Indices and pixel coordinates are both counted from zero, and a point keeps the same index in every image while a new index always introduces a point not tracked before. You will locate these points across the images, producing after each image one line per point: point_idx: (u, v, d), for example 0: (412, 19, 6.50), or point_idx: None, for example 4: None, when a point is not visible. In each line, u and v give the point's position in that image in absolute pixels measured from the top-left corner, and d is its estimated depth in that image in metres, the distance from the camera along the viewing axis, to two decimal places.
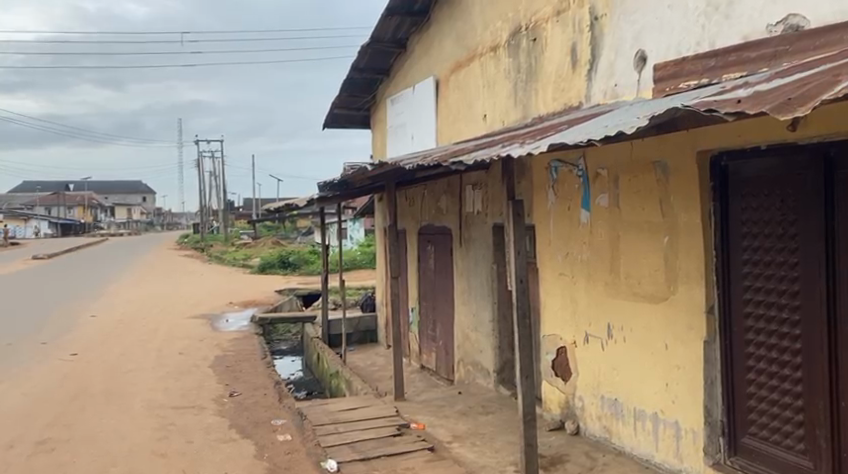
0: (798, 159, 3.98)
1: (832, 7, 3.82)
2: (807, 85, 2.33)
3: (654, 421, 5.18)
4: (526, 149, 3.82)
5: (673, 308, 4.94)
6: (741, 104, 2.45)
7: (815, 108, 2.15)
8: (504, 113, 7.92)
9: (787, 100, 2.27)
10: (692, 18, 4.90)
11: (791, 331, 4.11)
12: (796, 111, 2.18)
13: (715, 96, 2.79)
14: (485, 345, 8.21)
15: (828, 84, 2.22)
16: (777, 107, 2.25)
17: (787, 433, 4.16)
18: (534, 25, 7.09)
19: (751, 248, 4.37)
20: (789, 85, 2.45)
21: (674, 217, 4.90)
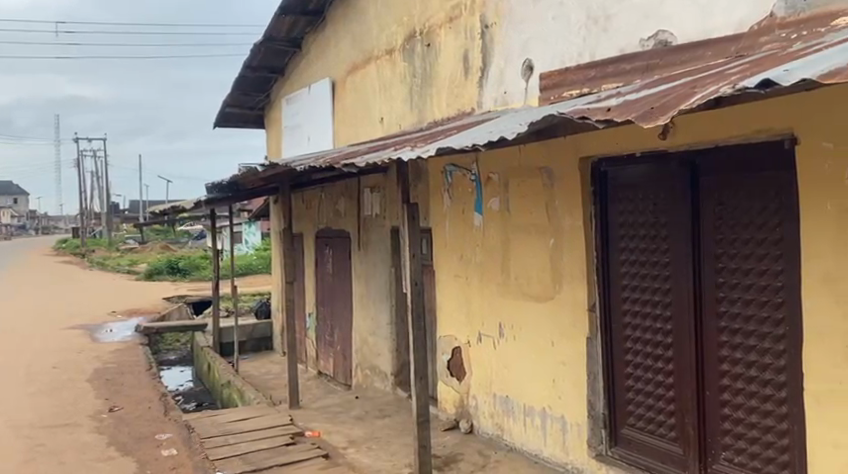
0: (670, 165, 4.25)
1: (698, 25, 4.11)
2: (669, 95, 2.48)
3: (543, 416, 5.36)
4: (415, 153, 3.86)
5: (559, 306, 5.13)
6: (610, 113, 2.58)
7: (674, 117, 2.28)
8: (400, 117, 7.97)
9: (650, 109, 2.40)
10: (575, 30, 5.13)
11: (663, 327, 4.39)
12: (658, 119, 2.31)
13: (589, 104, 2.93)
14: (383, 348, 8.24)
15: (686, 95, 2.37)
16: (642, 116, 2.38)
17: (661, 422, 4.44)
18: (428, 30, 7.18)
19: (628, 249, 4.64)
20: (654, 96, 2.61)
21: (559, 220, 5.09)
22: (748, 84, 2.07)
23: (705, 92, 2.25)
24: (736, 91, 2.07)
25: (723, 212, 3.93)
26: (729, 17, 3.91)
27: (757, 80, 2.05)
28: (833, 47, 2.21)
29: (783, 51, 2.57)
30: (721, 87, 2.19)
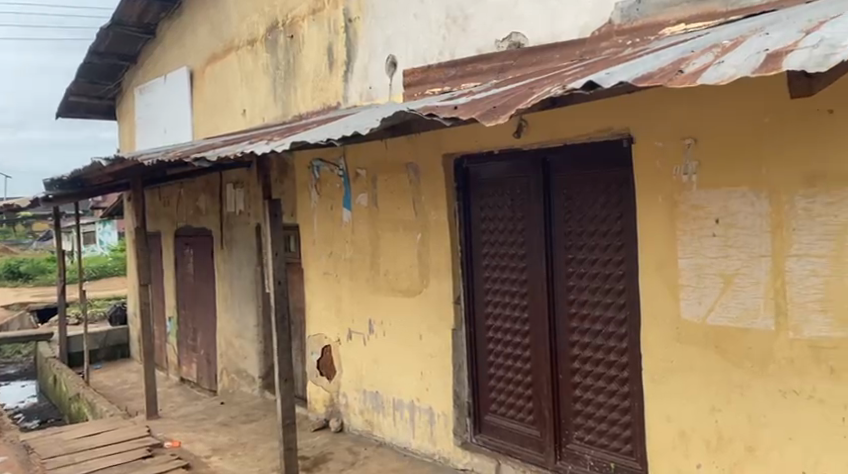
0: (524, 161, 4.42)
1: (548, 29, 4.30)
2: (512, 95, 2.56)
3: (411, 409, 5.42)
4: (270, 147, 3.75)
5: (425, 300, 5.21)
6: (458, 110, 2.63)
7: (514, 116, 2.35)
8: (263, 110, 7.73)
9: (493, 108, 2.47)
10: (435, 28, 5.21)
11: (521, 316, 4.57)
12: (499, 118, 2.39)
13: (442, 102, 2.97)
14: (250, 350, 8.00)
15: (525, 95, 2.46)
16: (486, 114, 2.45)
17: (520, 407, 4.63)
18: (291, 22, 7.02)
19: (489, 243, 4.78)
20: (499, 95, 2.69)
21: (425, 216, 5.15)
22: (576, 85, 2.17)
23: (542, 92, 2.34)
24: (566, 92, 2.17)
25: (572, 206, 4.14)
26: (575, 23, 4.13)
27: (584, 82, 2.16)
28: (652, 54, 2.38)
29: (613, 57, 2.74)
30: (554, 88, 2.29)
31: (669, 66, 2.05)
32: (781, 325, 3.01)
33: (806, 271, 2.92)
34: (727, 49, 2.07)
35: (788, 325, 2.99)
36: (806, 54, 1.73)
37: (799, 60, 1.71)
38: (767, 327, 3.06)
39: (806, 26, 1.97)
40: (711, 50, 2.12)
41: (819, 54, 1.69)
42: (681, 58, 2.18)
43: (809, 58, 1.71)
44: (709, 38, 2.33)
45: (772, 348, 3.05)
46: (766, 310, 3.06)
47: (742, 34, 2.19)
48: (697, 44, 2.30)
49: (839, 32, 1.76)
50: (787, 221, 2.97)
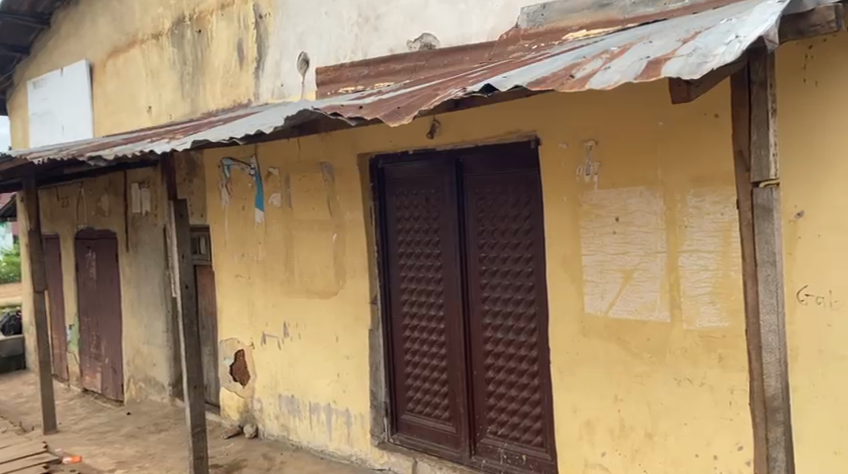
0: (437, 160, 4.47)
1: (457, 31, 4.36)
2: (416, 96, 2.59)
3: (328, 411, 5.37)
4: (171, 145, 3.63)
5: (341, 301, 5.16)
6: (363, 110, 2.64)
7: (417, 117, 2.38)
8: (170, 106, 7.45)
9: (397, 109, 2.49)
10: (347, 26, 5.18)
11: (437, 314, 4.61)
12: (403, 117, 2.41)
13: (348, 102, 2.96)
14: (159, 357, 7.71)
15: (429, 96, 2.49)
16: (390, 114, 2.47)
17: (436, 404, 4.68)
18: (197, 16, 6.79)
19: (404, 242, 4.80)
20: (404, 96, 2.71)
21: (340, 216, 5.10)
22: (474, 88, 2.22)
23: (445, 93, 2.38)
24: (466, 94, 2.21)
25: (485, 205, 4.22)
26: (484, 25, 4.20)
27: (482, 85, 2.22)
28: (549, 59, 2.45)
29: (515, 61, 2.81)
30: (455, 90, 2.33)
31: (561, 70, 2.13)
32: (675, 316, 3.17)
33: (697, 266, 3.09)
34: (615, 55, 2.16)
35: (681, 317, 3.15)
36: (682, 61, 1.83)
37: (676, 67, 1.82)
38: (662, 318, 3.22)
39: (684, 35, 2.08)
40: (600, 56, 2.21)
41: (693, 62, 1.80)
42: (573, 63, 2.27)
43: (684, 65, 1.82)
44: (601, 44, 2.43)
45: (668, 339, 3.20)
46: (662, 303, 3.22)
47: (629, 42, 2.30)
48: (590, 50, 2.40)
49: (711, 41, 1.88)
50: (680, 218, 3.13)
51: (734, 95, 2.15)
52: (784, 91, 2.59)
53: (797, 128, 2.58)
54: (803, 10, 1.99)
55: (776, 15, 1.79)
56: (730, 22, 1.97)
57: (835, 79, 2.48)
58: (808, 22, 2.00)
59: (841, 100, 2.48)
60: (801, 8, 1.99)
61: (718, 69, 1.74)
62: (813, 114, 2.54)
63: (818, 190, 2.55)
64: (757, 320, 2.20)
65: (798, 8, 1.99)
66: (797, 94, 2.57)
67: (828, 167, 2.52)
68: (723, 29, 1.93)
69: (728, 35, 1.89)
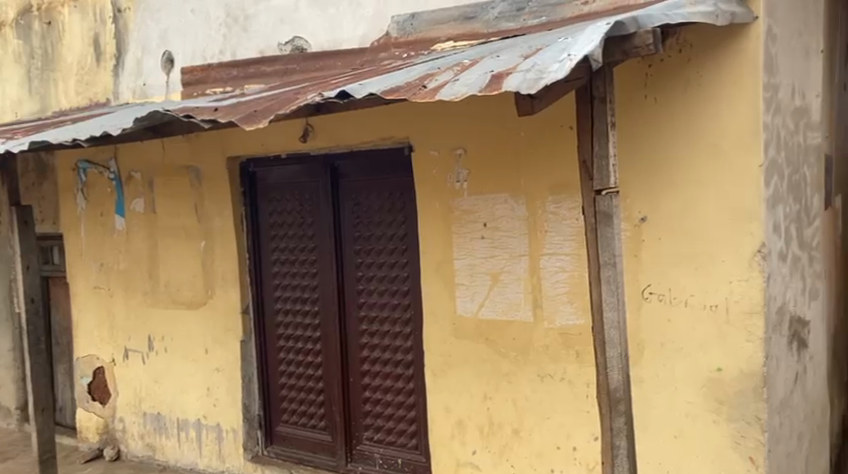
0: (310, 166, 4.43)
1: (328, 36, 4.34)
2: (274, 100, 2.58)
3: (197, 428, 5.14)
4: (8, 146, 3.36)
5: (210, 312, 4.95)
6: (217, 113, 2.61)
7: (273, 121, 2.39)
8: (15, 104, 6.85)
9: (254, 112, 2.48)
10: (214, 26, 5.00)
11: (312, 322, 4.55)
12: (260, 121, 2.41)
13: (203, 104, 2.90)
14: (5, 379, 7.07)
15: (289, 101, 2.47)
16: (246, 118, 2.46)
17: (312, 414, 4.61)
18: (47, 7, 6.29)
19: (278, 249, 4.71)
20: (262, 100, 2.69)
21: (208, 222, 4.90)
22: (329, 94, 2.27)
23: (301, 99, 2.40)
24: (322, 100, 2.24)
25: (359, 211, 4.22)
26: (354, 31, 4.21)
27: (338, 92, 2.26)
28: (408, 69, 2.52)
29: (377, 70, 2.86)
30: (313, 96, 2.36)
31: (415, 81, 2.20)
32: (538, 316, 3.33)
33: (557, 268, 3.26)
34: (465, 67, 2.25)
35: (543, 316, 3.31)
36: (522, 76, 1.96)
37: (516, 81, 1.94)
38: (526, 318, 3.36)
39: (527, 50, 2.21)
40: (453, 67, 2.30)
41: (531, 77, 1.93)
42: (428, 73, 2.35)
43: (523, 80, 1.94)
44: (456, 56, 2.53)
45: (532, 338, 3.35)
46: (526, 303, 3.37)
47: (482, 55, 2.41)
48: (445, 62, 2.49)
49: (548, 58, 2.01)
50: (541, 222, 3.29)
51: (579, 107, 2.30)
52: (627, 107, 2.81)
53: (640, 141, 2.79)
54: (628, 32, 2.04)
55: (602, 35, 1.94)
56: (566, 40, 2.11)
57: (671, 95, 2.70)
58: (632, 44, 2.10)
59: (676, 116, 2.70)
60: (626, 31, 2.03)
61: (551, 85, 1.88)
62: (653, 129, 2.76)
63: (660, 198, 2.77)
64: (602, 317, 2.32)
65: (623, 29, 2.02)
66: (639, 110, 2.78)
67: (667, 178, 2.74)
68: (559, 47, 2.07)
69: (563, 52, 2.03)
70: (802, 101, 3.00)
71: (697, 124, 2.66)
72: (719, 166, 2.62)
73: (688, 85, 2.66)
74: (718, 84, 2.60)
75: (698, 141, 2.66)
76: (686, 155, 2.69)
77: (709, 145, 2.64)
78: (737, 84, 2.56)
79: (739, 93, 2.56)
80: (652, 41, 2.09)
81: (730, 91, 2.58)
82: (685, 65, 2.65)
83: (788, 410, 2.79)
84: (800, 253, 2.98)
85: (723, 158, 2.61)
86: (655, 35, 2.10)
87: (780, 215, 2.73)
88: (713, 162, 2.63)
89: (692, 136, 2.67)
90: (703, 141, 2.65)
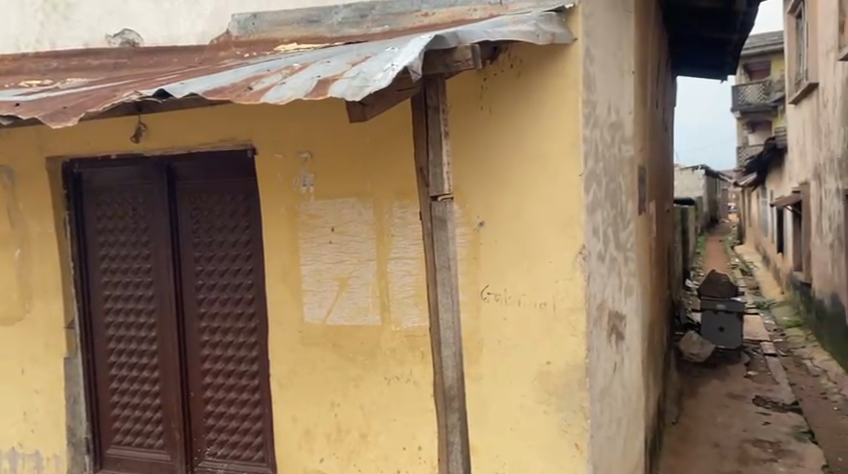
0: (145, 169, 4.18)
1: (162, 31, 4.13)
2: (88, 96, 2.48)
3: (11, 458, 4.58)
4: None
5: (26, 327, 4.48)
6: (17, 108, 2.48)
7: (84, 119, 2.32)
8: None
9: (63, 109, 2.36)
10: (29, 12, 4.55)
11: (148, 335, 4.28)
12: (68, 119, 2.32)
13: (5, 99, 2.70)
14: None
15: (105, 98, 2.39)
16: (53, 114, 2.34)
17: (148, 433, 4.32)
18: None
19: (108, 257, 4.38)
20: (74, 96, 2.57)
21: (24, 227, 4.44)
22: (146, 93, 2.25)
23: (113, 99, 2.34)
24: (139, 98, 2.24)
25: (200, 217, 4.05)
26: (191, 28, 4.04)
27: (156, 91, 2.26)
28: (239, 71, 2.50)
29: (211, 70, 2.79)
30: (132, 94, 2.33)
31: (241, 81, 2.25)
32: (385, 319, 3.38)
33: (403, 271, 3.33)
34: (294, 71, 2.30)
35: (390, 319, 3.36)
36: (347, 83, 2.03)
37: (341, 88, 2.01)
38: (373, 322, 3.40)
39: (355, 57, 2.29)
40: (282, 70, 2.35)
41: (356, 85, 2.00)
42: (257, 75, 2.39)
43: (348, 87, 2.02)
44: (289, 60, 2.55)
45: (379, 341, 3.40)
46: (373, 308, 3.40)
47: (312, 59, 2.47)
48: (276, 64, 2.52)
49: (373, 66, 2.10)
50: (387, 227, 3.34)
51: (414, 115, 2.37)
52: (463, 118, 2.91)
53: (476, 150, 2.91)
54: (449, 46, 2.15)
55: (422, 47, 2.05)
56: (392, 50, 2.21)
57: (502, 106, 2.85)
58: (453, 58, 2.18)
59: (508, 127, 2.85)
60: (446, 45, 2.14)
61: (374, 93, 1.96)
62: (487, 139, 2.89)
63: (495, 205, 2.90)
64: (438, 319, 2.41)
65: (443, 43, 2.13)
66: (475, 120, 2.90)
67: (501, 186, 2.89)
68: (384, 56, 2.15)
69: (388, 62, 2.12)
70: (617, 116, 3.31)
71: (527, 135, 2.83)
72: (547, 175, 2.81)
73: (519, 99, 2.83)
74: (546, 98, 2.80)
75: (528, 151, 2.83)
76: (517, 163, 2.86)
77: (538, 155, 2.82)
78: (562, 99, 2.77)
79: (563, 108, 2.78)
80: (471, 57, 2.17)
81: (556, 105, 2.79)
82: (516, 78, 2.82)
83: (608, 397, 3.06)
84: (617, 254, 3.28)
85: (550, 168, 2.81)
86: (474, 50, 2.18)
87: (599, 220, 2.99)
88: (541, 171, 2.82)
89: (523, 146, 2.84)
90: (533, 151, 2.83)
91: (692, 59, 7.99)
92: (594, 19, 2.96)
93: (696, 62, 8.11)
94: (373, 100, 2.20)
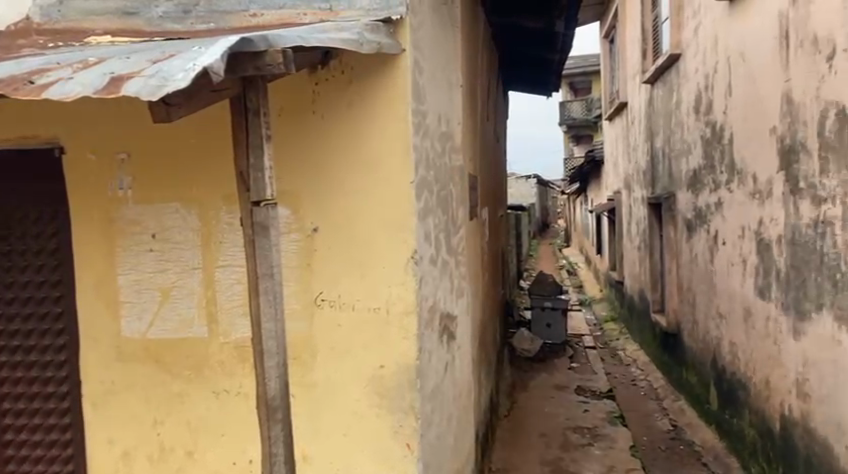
0: None
1: None
2: None
3: None
4: None
5: None
6: None
7: None
8: None
9: None
10: None
11: None
12: None
13: None
14: None
15: None
16: None
17: None
18: None
19: None
20: None
21: None
22: None
23: None
24: None
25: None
26: None
27: None
28: (28, 62, 2.34)
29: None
30: None
31: (20, 74, 2.14)
32: (213, 331, 3.23)
33: (231, 279, 3.22)
34: (87, 65, 2.18)
35: (218, 330, 3.22)
36: (143, 81, 1.92)
37: (135, 87, 1.90)
38: (200, 334, 3.24)
39: (158, 55, 2.17)
40: (75, 64, 2.22)
41: (153, 83, 1.90)
42: (43, 68, 2.25)
43: (144, 86, 1.91)
44: (89, 54, 2.40)
45: (206, 354, 3.24)
46: (200, 319, 3.24)
47: (112, 54, 2.33)
48: (70, 58, 2.37)
49: (176, 64, 1.99)
50: (214, 233, 3.20)
51: (234, 118, 2.27)
52: (294, 122, 2.86)
53: (307, 156, 2.87)
54: (259, 50, 2.05)
55: (227, 48, 1.95)
56: (198, 48, 2.11)
57: (334, 112, 2.84)
58: (264, 61, 2.09)
59: (340, 134, 2.85)
60: (256, 48, 2.04)
61: (172, 93, 1.86)
62: (318, 145, 2.86)
63: (328, 210, 2.88)
64: (261, 328, 2.29)
65: (252, 46, 2.03)
66: (307, 125, 2.86)
67: (334, 191, 2.87)
68: (188, 55, 2.05)
69: (192, 60, 2.01)
70: (447, 126, 3.43)
71: (360, 142, 2.85)
72: (378, 181, 2.84)
73: (351, 106, 2.83)
74: (376, 107, 2.83)
75: (360, 158, 2.85)
76: (348, 168, 2.86)
77: (369, 161, 2.84)
78: (392, 108, 2.82)
79: (393, 116, 2.82)
80: (283, 60, 2.11)
81: (386, 113, 2.82)
82: (348, 85, 2.83)
83: (439, 396, 3.15)
84: (449, 258, 3.40)
85: (381, 174, 2.84)
86: (285, 55, 2.13)
87: (430, 225, 3.07)
88: (372, 178, 2.84)
89: (355, 152, 2.85)
90: (365, 157, 2.85)
91: (519, 75, 8.49)
92: (422, 32, 3.04)
93: (523, 78, 8.63)
94: (180, 101, 2.09)
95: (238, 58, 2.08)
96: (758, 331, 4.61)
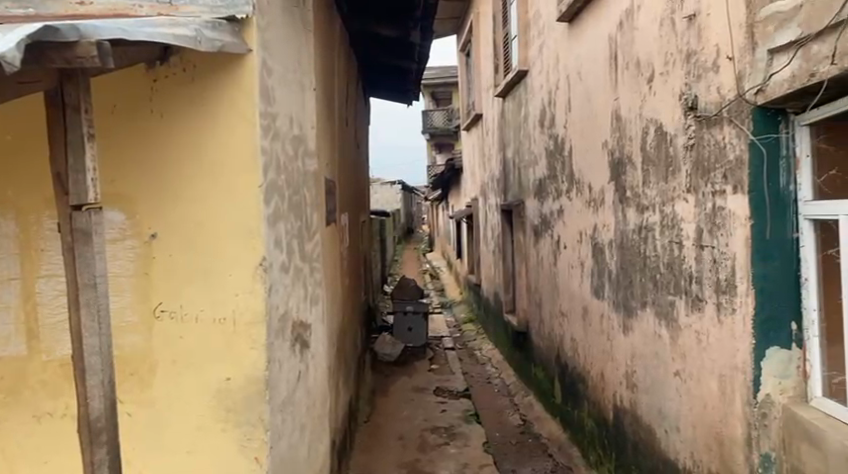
0: None
1: None
2: None
3: None
4: None
5: None
6: None
7: None
8: None
9: None
10: None
11: None
12: None
13: None
14: None
15: None
16: None
17: None
18: None
19: None
20: None
21: None
22: None
23: None
24: None
25: None
26: None
27: None
28: None
29: None
30: None
31: None
32: (33, 348, 2.92)
33: (56, 290, 2.92)
34: None
35: (40, 347, 2.92)
36: None
37: None
38: (16, 352, 2.91)
39: None
40: None
41: None
42: None
43: None
44: None
45: (25, 374, 2.93)
46: (17, 335, 2.91)
47: None
48: None
49: None
50: (35, 240, 2.89)
51: (49, 113, 2.11)
52: (129, 119, 2.73)
53: (143, 154, 2.75)
54: (68, 41, 1.91)
55: (24, 37, 1.78)
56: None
57: (174, 111, 2.73)
58: (74, 53, 1.93)
59: (180, 132, 2.74)
60: (64, 38, 1.89)
61: None
62: (155, 144, 2.73)
63: (168, 212, 2.76)
64: (83, 343, 2.11)
65: (59, 36, 1.88)
66: (143, 124, 2.73)
67: (173, 192, 2.75)
68: None
69: None
70: (299, 130, 3.39)
71: (202, 143, 2.74)
72: (221, 183, 2.75)
73: (192, 105, 2.73)
74: (218, 107, 2.73)
75: (202, 159, 2.75)
76: (189, 170, 2.75)
77: (212, 162, 2.74)
78: (236, 109, 2.73)
79: (237, 117, 2.74)
80: (97, 55, 1.94)
81: (229, 114, 2.74)
82: (189, 84, 2.72)
83: (290, 406, 3.09)
84: (302, 264, 3.35)
85: (225, 177, 2.75)
86: (101, 47, 1.96)
87: (281, 231, 3.02)
88: (215, 180, 2.75)
89: (197, 153, 2.75)
90: (208, 159, 2.75)
91: (378, 82, 8.54)
92: (271, 34, 2.98)
93: (382, 85, 8.70)
94: None
95: (41, 47, 1.91)
96: (594, 327, 4.96)
